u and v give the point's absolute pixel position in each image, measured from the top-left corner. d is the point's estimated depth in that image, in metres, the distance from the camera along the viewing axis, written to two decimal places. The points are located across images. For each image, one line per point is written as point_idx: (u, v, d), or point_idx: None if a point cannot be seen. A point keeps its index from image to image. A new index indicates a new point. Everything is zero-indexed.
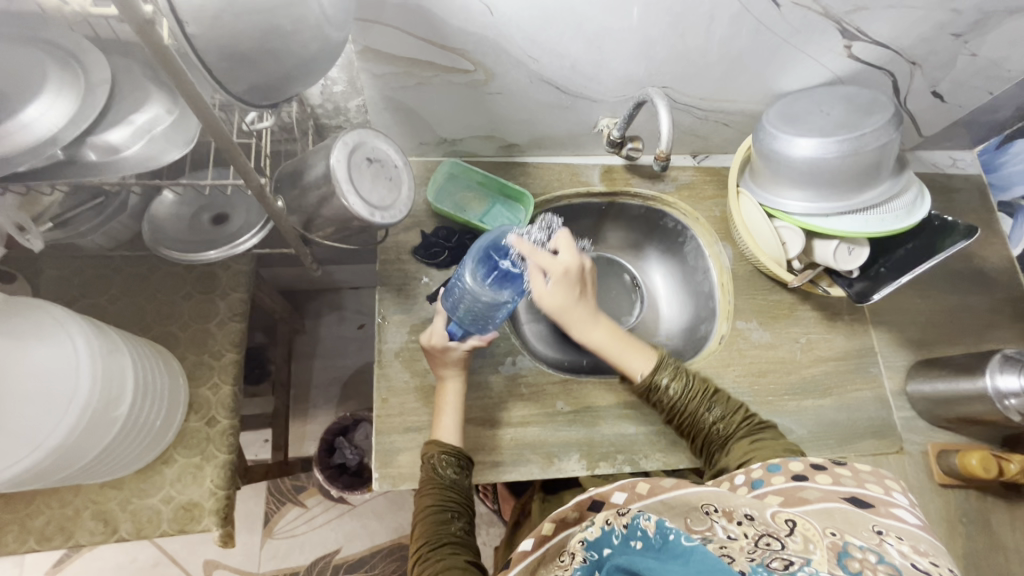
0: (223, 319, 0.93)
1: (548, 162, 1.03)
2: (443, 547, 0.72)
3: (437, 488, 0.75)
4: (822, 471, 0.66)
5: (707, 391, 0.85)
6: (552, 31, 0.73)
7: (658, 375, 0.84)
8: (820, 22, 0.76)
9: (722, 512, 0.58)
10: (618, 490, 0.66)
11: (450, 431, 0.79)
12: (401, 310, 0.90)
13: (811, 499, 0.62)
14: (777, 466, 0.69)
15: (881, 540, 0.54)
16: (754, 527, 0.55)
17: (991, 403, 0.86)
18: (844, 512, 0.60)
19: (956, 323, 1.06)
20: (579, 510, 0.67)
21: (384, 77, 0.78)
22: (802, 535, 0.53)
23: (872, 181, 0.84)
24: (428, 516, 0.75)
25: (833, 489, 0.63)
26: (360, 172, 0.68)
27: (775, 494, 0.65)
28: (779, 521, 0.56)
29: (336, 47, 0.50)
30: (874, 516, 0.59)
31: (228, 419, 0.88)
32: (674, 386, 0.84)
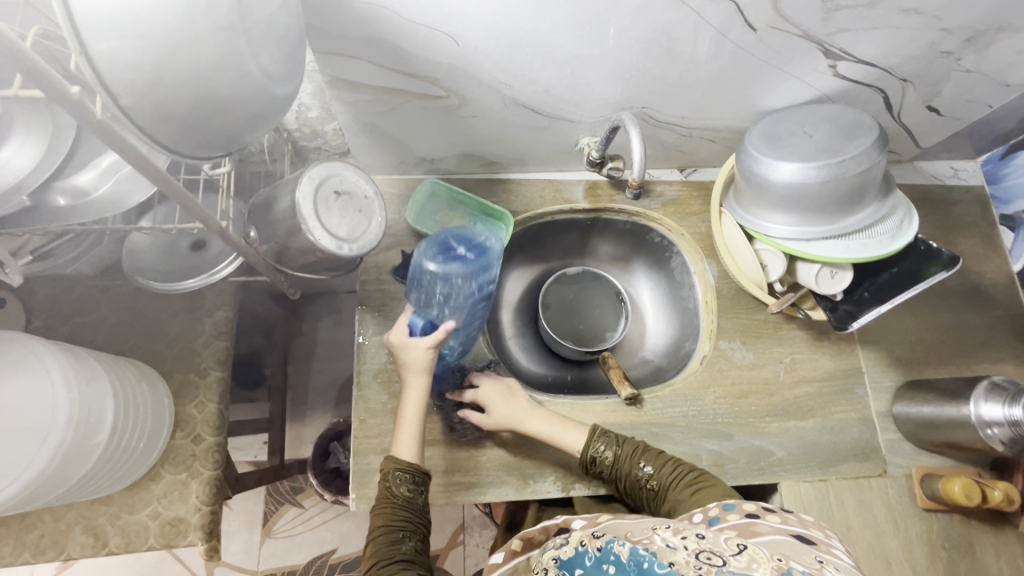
0: (209, 338, 0.94)
1: (531, 178, 1.03)
2: (394, 564, 0.70)
3: (389, 506, 0.75)
4: (773, 513, 0.62)
5: (637, 450, 0.84)
6: (521, 59, 0.71)
7: (602, 440, 0.84)
8: (801, 44, 0.73)
9: (672, 529, 0.56)
10: (581, 518, 0.66)
11: (405, 447, 0.79)
12: (381, 330, 0.92)
13: (762, 532, 0.59)
14: (733, 505, 0.66)
15: (821, 567, 0.51)
16: (697, 544, 0.52)
17: (974, 430, 0.85)
18: (793, 545, 0.55)
19: (948, 342, 1.03)
20: (546, 533, 0.69)
21: (356, 104, 0.78)
22: (749, 556, 0.49)
23: (856, 206, 0.82)
24: (378, 534, 0.73)
25: (783, 526, 0.59)
26: (327, 206, 0.69)
27: (730, 528, 0.61)
28: (728, 543, 0.53)
29: (283, 99, 0.50)
30: (822, 551, 0.55)
31: (214, 437, 0.90)
32: (607, 453, 0.83)
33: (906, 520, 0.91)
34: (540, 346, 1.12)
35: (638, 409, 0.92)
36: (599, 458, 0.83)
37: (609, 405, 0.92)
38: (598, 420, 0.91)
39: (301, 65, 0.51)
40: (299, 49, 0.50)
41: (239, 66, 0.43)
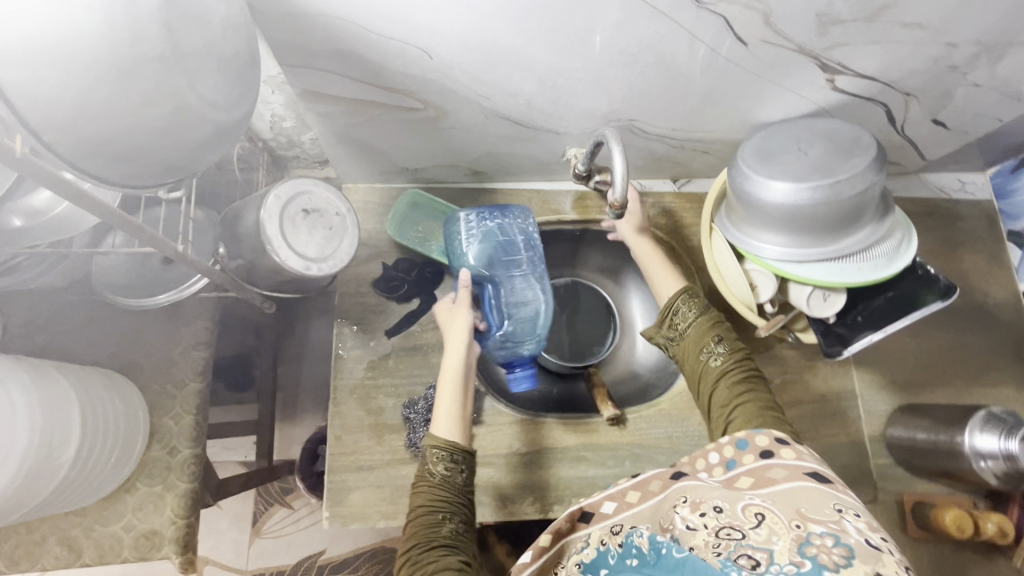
0: (186, 347, 0.93)
1: (517, 188, 0.99)
2: (435, 548, 0.66)
3: (427, 485, 0.72)
4: (786, 445, 0.63)
5: (717, 324, 0.82)
6: (499, 72, 0.68)
7: (681, 301, 0.85)
8: (796, 58, 0.70)
9: (690, 504, 0.58)
10: (608, 500, 0.67)
11: (446, 425, 0.77)
12: (359, 345, 0.90)
13: (779, 480, 0.59)
14: (745, 442, 0.66)
15: (840, 517, 0.52)
16: (717, 519, 0.54)
17: (966, 461, 0.84)
18: (811, 493, 0.56)
19: (947, 363, 1.00)
20: (572, 522, 0.66)
21: (330, 115, 0.75)
22: (769, 527, 0.51)
23: (852, 227, 0.78)
24: (419, 517, 0.70)
25: (797, 463, 0.61)
26: (294, 225, 0.67)
27: (746, 476, 0.62)
28: (748, 514, 0.54)
29: (234, 124, 0.49)
30: (837, 490, 0.56)
31: (190, 449, 0.89)
32: (691, 309, 0.84)
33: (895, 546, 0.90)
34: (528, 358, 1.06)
35: (620, 430, 0.90)
36: (679, 313, 0.84)
37: (589, 425, 0.90)
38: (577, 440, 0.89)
39: (255, 88, 0.50)
40: (251, 72, 0.49)
41: (177, 97, 0.42)
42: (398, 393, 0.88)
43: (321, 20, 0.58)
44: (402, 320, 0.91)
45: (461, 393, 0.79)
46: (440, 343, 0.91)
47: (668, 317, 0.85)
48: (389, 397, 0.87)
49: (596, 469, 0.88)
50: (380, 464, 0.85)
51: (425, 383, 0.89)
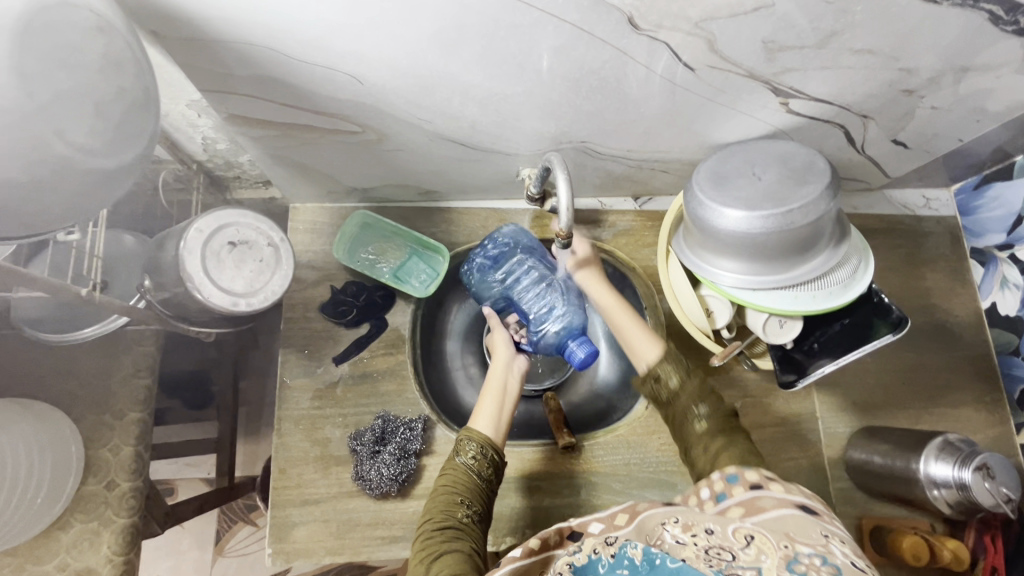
0: (126, 375, 0.89)
1: (473, 207, 0.96)
2: (448, 530, 0.62)
3: (452, 470, 0.69)
4: (776, 478, 0.57)
5: (705, 390, 0.71)
6: (438, 97, 0.65)
7: (662, 366, 0.72)
8: (745, 82, 0.68)
9: (681, 523, 0.52)
10: (597, 521, 0.60)
11: (485, 420, 0.73)
12: (305, 372, 0.86)
13: (768, 507, 0.53)
14: (736, 476, 0.58)
15: (827, 541, 0.47)
16: (708, 540, 0.48)
17: (920, 488, 0.83)
18: (798, 521, 0.50)
19: (908, 384, 0.99)
20: (560, 535, 0.59)
21: (264, 137, 0.72)
22: (758, 547, 0.46)
23: (807, 254, 0.76)
24: (439, 496, 0.66)
25: (787, 495, 0.54)
26: (218, 260, 0.64)
27: (736, 507, 0.55)
28: (738, 536, 0.48)
29: (124, 167, 0.48)
30: (824, 521, 0.50)
31: (129, 481, 0.86)
32: (673, 380, 0.72)
33: None
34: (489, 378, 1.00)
35: (576, 458, 0.89)
36: (659, 377, 0.72)
37: (541, 451, 0.89)
38: (531, 467, 0.88)
39: (149, 127, 0.50)
40: (142, 112, 0.48)
41: (47, 147, 0.41)
42: (345, 423, 0.85)
43: (236, 47, 0.55)
44: (352, 346, 0.88)
45: (503, 398, 0.76)
46: (391, 370, 0.88)
47: (649, 383, 0.73)
48: (337, 427, 0.84)
49: (551, 498, 0.87)
50: (326, 498, 0.82)
51: (374, 412, 0.86)
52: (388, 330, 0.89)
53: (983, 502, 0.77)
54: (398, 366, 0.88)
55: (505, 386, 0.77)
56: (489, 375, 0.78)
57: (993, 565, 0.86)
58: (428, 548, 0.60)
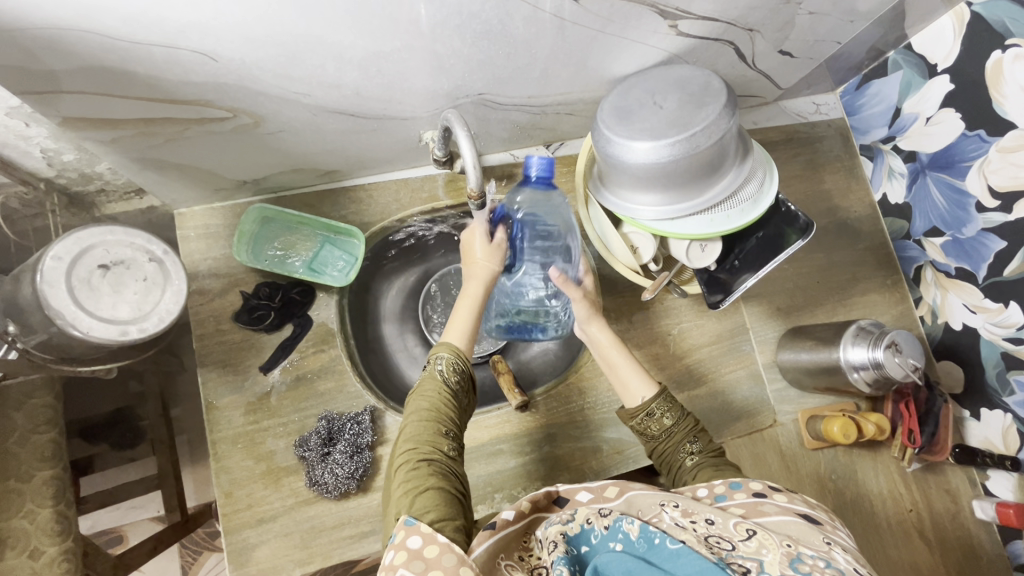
0: (24, 434, 0.79)
1: (380, 181, 0.91)
2: (433, 462, 0.60)
3: (437, 392, 0.66)
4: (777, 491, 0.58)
5: (696, 427, 0.74)
6: (309, 65, 0.59)
7: (657, 404, 0.74)
8: (632, 8, 0.66)
9: (680, 508, 0.54)
10: (586, 490, 0.59)
11: (462, 333, 0.70)
12: (231, 389, 0.80)
13: (770, 512, 0.54)
14: (739, 484, 0.59)
15: (831, 549, 0.48)
16: (707, 528, 0.52)
17: (843, 373, 0.90)
18: (799, 526, 0.52)
19: (822, 283, 1.06)
20: (548, 500, 0.59)
21: (119, 138, 0.63)
22: (758, 541, 0.49)
23: (716, 176, 0.77)
24: (423, 421, 0.64)
25: (790, 505, 0.55)
26: (90, 286, 0.56)
27: (737, 507, 0.57)
28: (739, 529, 0.51)
29: None
30: (827, 532, 0.51)
31: (57, 544, 0.78)
32: (669, 419, 0.74)
33: (799, 461, 0.96)
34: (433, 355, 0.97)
35: (532, 414, 0.89)
36: (651, 415, 0.74)
37: (496, 416, 0.88)
38: (491, 433, 0.87)
39: None
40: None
41: None
42: (288, 432, 0.80)
43: (48, 35, 0.46)
44: (277, 350, 0.82)
45: (479, 306, 0.72)
46: (325, 368, 0.83)
47: (639, 420, 0.75)
48: (280, 438, 0.80)
49: (515, 459, 0.87)
50: (284, 511, 0.78)
51: (317, 413, 0.81)
52: (315, 326, 0.84)
53: (895, 376, 0.85)
54: (332, 362, 0.84)
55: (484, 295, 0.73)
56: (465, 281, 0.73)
57: (909, 428, 0.94)
58: (410, 482, 0.58)
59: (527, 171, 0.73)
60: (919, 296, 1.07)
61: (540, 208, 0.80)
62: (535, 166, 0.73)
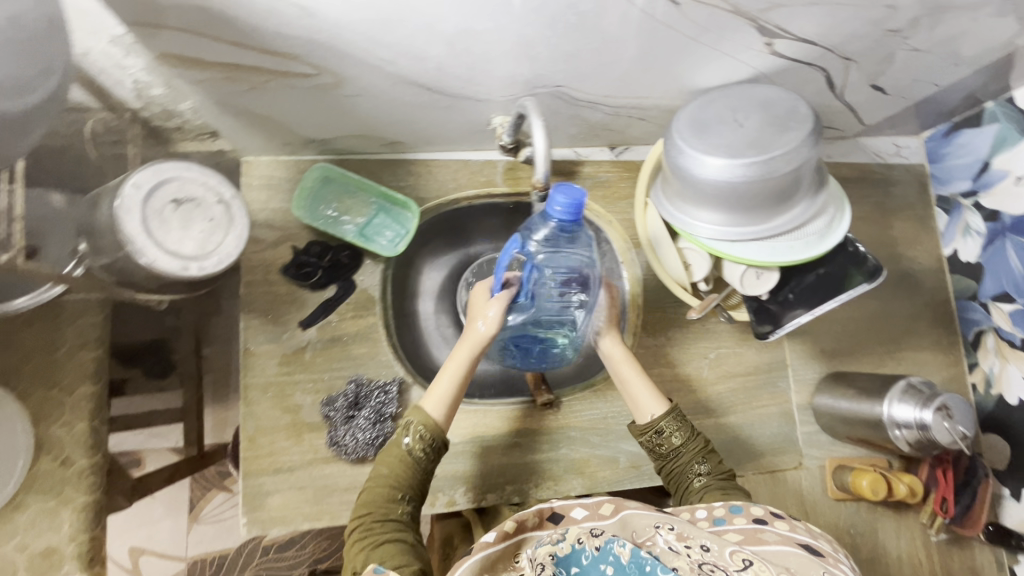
0: (72, 348, 0.82)
1: (442, 158, 0.91)
2: (388, 526, 0.65)
3: (397, 459, 0.70)
4: (780, 518, 0.56)
5: (706, 448, 0.75)
6: (400, 34, 0.59)
7: (666, 423, 0.75)
8: (731, 20, 0.64)
9: (675, 532, 0.53)
10: (580, 506, 0.59)
11: (437, 403, 0.72)
12: (270, 338, 0.82)
13: (769, 540, 0.53)
14: (739, 508, 0.59)
15: None
16: (702, 555, 0.50)
17: (883, 429, 0.87)
18: (799, 561, 0.50)
19: (873, 331, 1.02)
20: (539, 518, 0.59)
21: (205, 80, 0.64)
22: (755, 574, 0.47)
23: (785, 205, 0.75)
24: (382, 486, 0.68)
25: (791, 534, 0.54)
26: (161, 219, 0.57)
27: (735, 533, 0.55)
28: (734, 557, 0.49)
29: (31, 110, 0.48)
30: (828, 564, 0.50)
31: (87, 458, 0.82)
32: (678, 438, 0.75)
33: (818, 509, 0.93)
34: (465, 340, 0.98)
35: (556, 413, 0.88)
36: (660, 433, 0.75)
37: (519, 410, 0.88)
38: (513, 426, 0.87)
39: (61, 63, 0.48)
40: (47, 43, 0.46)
41: None
42: (316, 389, 0.82)
43: None
44: (318, 309, 0.83)
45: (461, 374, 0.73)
46: (361, 333, 0.84)
47: (648, 437, 0.75)
48: (308, 393, 0.81)
49: (531, 454, 0.87)
50: (302, 464, 0.80)
51: (346, 376, 0.83)
52: (356, 292, 0.85)
53: (939, 440, 0.82)
54: (369, 329, 0.85)
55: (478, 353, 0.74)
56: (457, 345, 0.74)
57: (943, 496, 0.91)
58: (365, 542, 0.63)
59: (550, 209, 0.64)
60: (975, 361, 1.02)
61: (561, 247, 0.76)
62: (560, 205, 0.64)
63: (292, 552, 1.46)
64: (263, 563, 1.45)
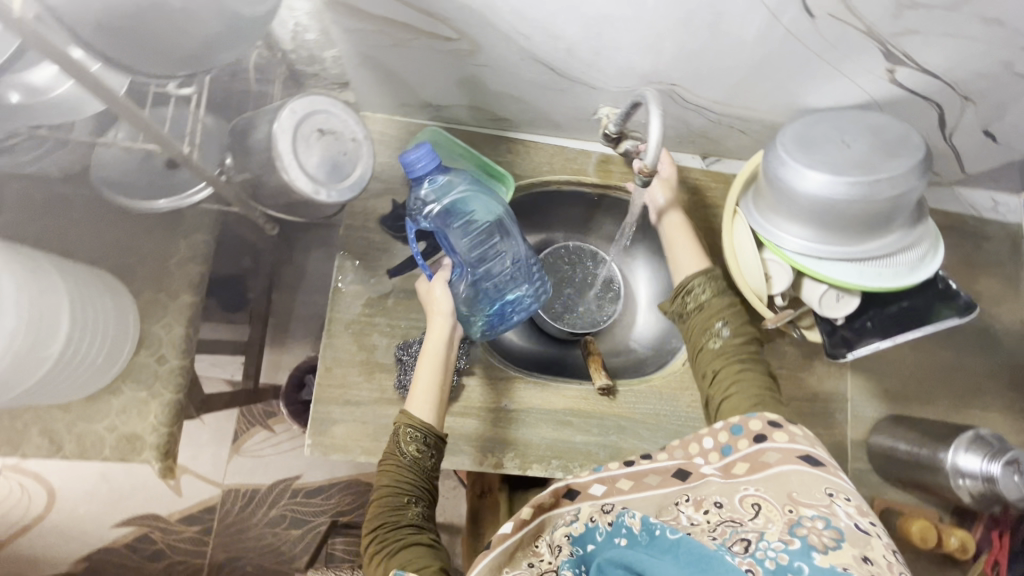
0: (183, 259, 0.88)
1: (541, 141, 0.96)
2: (400, 529, 0.67)
3: (395, 467, 0.71)
4: (780, 428, 0.61)
5: (732, 307, 0.79)
6: (546, 10, 0.64)
7: (699, 280, 0.80)
8: (861, 40, 0.67)
9: (692, 503, 0.59)
10: (597, 482, 0.64)
11: (421, 406, 0.75)
12: (359, 280, 0.88)
13: (772, 463, 0.58)
14: (740, 428, 0.63)
15: (831, 501, 0.53)
16: (719, 515, 0.55)
17: (945, 477, 0.88)
18: (801, 477, 0.56)
19: (942, 382, 0.99)
20: (555, 497, 0.64)
21: (359, 32, 0.71)
22: (765, 516, 0.53)
23: (880, 230, 0.75)
24: (387, 494, 0.70)
25: (790, 445, 0.59)
26: (307, 144, 0.64)
27: (741, 463, 0.60)
28: (745, 505, 0.55)
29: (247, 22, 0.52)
30: (828, 475, 0.56)
31: (179, 360, 0.86)
32: (707, 296, 0.79)
33: None
34: (528, 321, 1.04)
35: (610, 400, 0.90)
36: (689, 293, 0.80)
37: (576, 391, 0.90)
38: (567, 405, 0.89)
39: None
40: None
41: None
42: (393, 334, 0.87)
43: None
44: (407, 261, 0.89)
45: (438, 371, 0.78)
46: None
47: (679, 298, 0.81)
48: (384, 336, 0.86)
49: (581, 435, 0.88)
50: (369, 400, 0.84)
51: (421, 327, 0.88)
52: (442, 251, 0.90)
53: (1007, 494, 0.84)
54: None
55: (450, 338, 0.80)
56: (426, 340, 0.80)
57: (995, 559, 0.89)
58: (385, 548, 0.66)
59: (410, 165, 0.74)
60: None
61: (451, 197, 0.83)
62: (417, 158, 0.75)
63: (318, 500, 1.52)
64: (289, 505, 1.51)
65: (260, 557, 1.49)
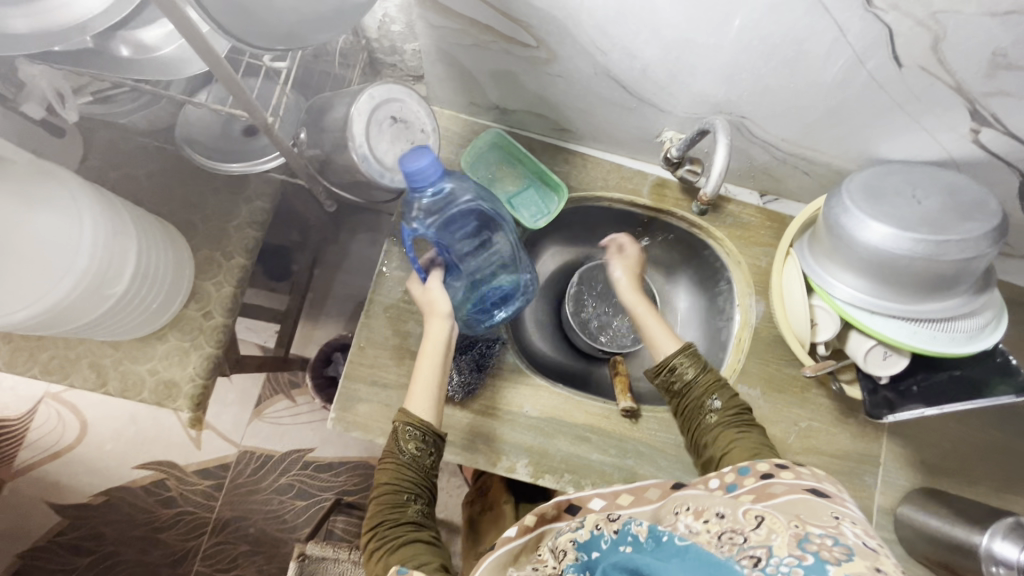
0: (242, 223, 0.91)
1: (599, 157, 0.96)
2: (400, 525, 0.69)
3: (394, 465, 0.73)
4: (784, 469, 0.61)
5: (719, 380, 0.78)
6: (627, 28, 0.65)
7: (680, 358, 0.78)
8: (948, 95, 0.65)
9: (692, 512, 0.54)
10: (597, 498, 0.64)
11: (420, 403, 0.75)
12: (403, 267, 0.90)
13: (778, 493, 0.56)
14: (746, 469, 0.62)
15: (839, 523, 0.49)
16: (720, 525, 0.50)
17: (976, 561, 0.78)
18: (808, 504, 0.54)
19: (987, 464, 0.93)
20: (557, 510, 0.64)
21: (442, 29, 0.73)
22: (768, 527, 0.47)
23: (942, 293, 0.72)
24: (385, 492, 0.72)
25: (796, 482, 0.58)
26: (379, 130, 0.67)
27: (747, 492, 0.58)
28: (748, 517, 0.50)
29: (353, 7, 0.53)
30: (836, 506, 0.53)
31: (223, 317, 0.89)
32: (692, 372, 0.77)
33: None
34: (561, 331, 1.06)
35: (633, 423, 0.89)
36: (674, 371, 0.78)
37: (601, 409, 0.89)
38: (590, 421, 0.88)
39: None
40: None
41: None
42: None
43: None
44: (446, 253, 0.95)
45: (438, 375, 0.77)
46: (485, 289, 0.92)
47: (665, 373, 0.79)
48: (419, 325, 0.88)
49: (598, 453, 0.87)
50: (395, 385, 0.86)
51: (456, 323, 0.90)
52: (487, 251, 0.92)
53: None
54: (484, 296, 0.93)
55: (449, 344, 0.79)
56: (425, 340, 0.79)
57: None
58: (383, 543, 0.67)
59: (427, 177, 0.65)
60: None
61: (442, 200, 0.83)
62: (430, 170, 0.65)
63: (326, 475, 1.54)
64: (298, 475, 1.54)
65: (263, 521, 1.53)
